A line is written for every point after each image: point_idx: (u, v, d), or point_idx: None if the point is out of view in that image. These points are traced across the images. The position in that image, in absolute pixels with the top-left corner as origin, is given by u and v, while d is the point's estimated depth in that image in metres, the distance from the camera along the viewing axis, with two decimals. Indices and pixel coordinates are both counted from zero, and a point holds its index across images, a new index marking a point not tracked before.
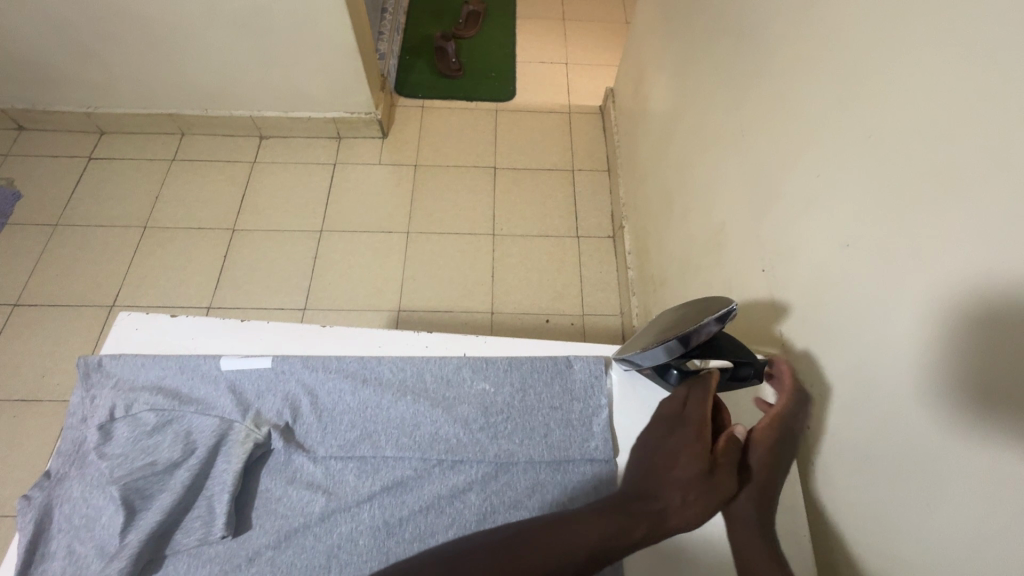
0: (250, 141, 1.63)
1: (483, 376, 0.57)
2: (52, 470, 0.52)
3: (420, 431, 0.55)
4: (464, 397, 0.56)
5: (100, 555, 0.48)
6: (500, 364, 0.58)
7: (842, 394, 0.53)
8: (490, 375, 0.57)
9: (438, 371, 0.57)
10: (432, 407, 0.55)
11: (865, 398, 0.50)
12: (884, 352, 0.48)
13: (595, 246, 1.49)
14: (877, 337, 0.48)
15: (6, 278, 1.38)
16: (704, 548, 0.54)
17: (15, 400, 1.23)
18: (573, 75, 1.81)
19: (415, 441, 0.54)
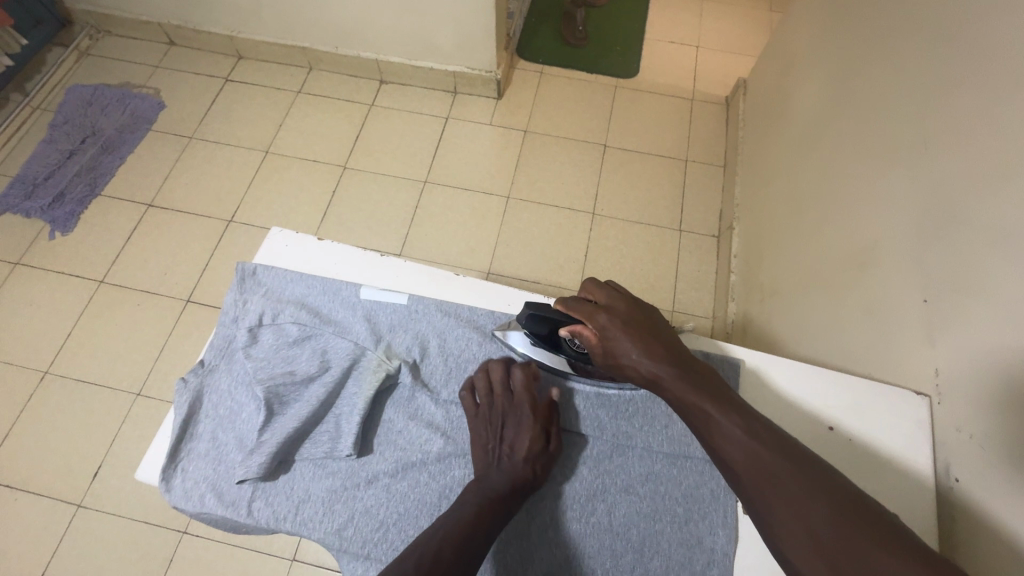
0: (370, 84, 1.67)
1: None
2: (204, 360, 0.56)
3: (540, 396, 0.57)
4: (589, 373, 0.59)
5: (242, 446, 0.52)
6: None
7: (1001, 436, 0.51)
8: None
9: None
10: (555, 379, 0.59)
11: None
12: None
13: (696, 243, 1.42)
14: None
15: (144, 180, 1.50)
16: None
17: (140, 291, 1.35)
18: (703, 60, 1.71)
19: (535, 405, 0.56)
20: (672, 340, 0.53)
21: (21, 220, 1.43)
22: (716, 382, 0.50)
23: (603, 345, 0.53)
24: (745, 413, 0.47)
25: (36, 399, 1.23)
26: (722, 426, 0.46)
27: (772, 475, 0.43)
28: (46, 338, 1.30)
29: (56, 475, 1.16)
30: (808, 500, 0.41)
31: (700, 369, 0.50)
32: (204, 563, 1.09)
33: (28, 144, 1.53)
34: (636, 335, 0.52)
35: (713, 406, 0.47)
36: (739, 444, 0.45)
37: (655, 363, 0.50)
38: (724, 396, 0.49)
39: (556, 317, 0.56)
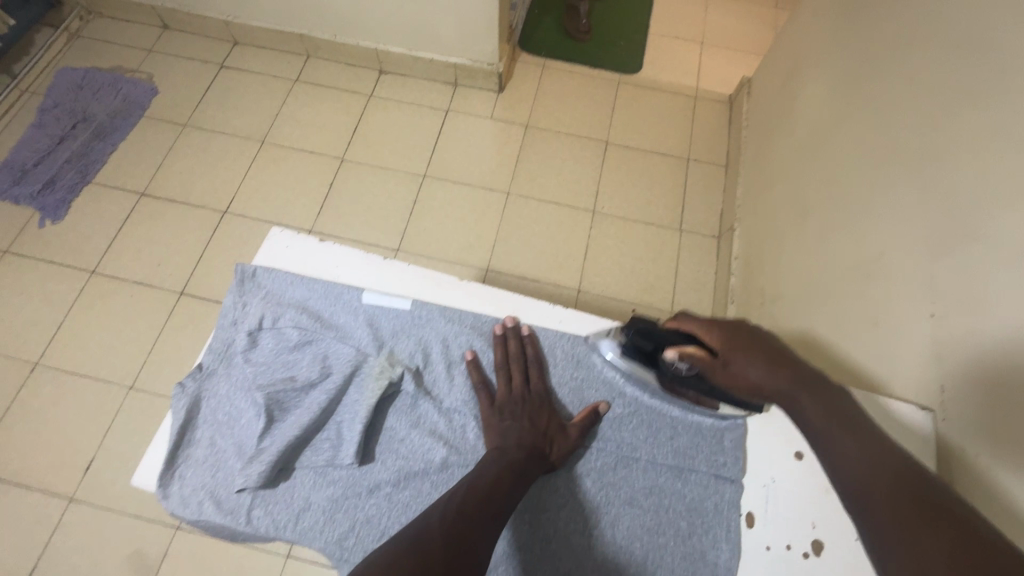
0: (370, 74, 1.64)
1: (614, 363, 0.60)
2: (202, 364, 0.55)
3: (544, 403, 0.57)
4: (594, 381, 0.59)
5: (241, 453, 0.51)
6: None
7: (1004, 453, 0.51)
8: None
9: (570, 349, 0.60)
10: (558, 385, 0.58)
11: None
12: None
13: (696, 244, 1.41)
14: None
15: (137, 167, 1.47)
16: None
17: (132, 282, 1.33)
18: (707, 57, 1.69)
19: None
20: (809, 367, 0.46)
21: (9, 206, 1.40)
22: (860, 415, 0.43)
23: (720, 359, 0.50)
24: (889, 446, 0.40)
25: (25, 391, 1.21)
26: (849, 450, 0.40)
27: (897, 512, 0.36)
28: (36, 328, 1.28)
29: (47, 467, 1.15)
30: (936, 538, 0.33)
31: (843, 398, 0.44)
32: (198, 560, 1.08)
33: (17, 128, 1.49)
34: (763, 352, 0.48)
35: (839, 425, 0.42)
36: (869, 470, 0.38)
37: (780, 380, 0.46)
38: (863, 423, 0.42)
39: (664, 332, 0.54)
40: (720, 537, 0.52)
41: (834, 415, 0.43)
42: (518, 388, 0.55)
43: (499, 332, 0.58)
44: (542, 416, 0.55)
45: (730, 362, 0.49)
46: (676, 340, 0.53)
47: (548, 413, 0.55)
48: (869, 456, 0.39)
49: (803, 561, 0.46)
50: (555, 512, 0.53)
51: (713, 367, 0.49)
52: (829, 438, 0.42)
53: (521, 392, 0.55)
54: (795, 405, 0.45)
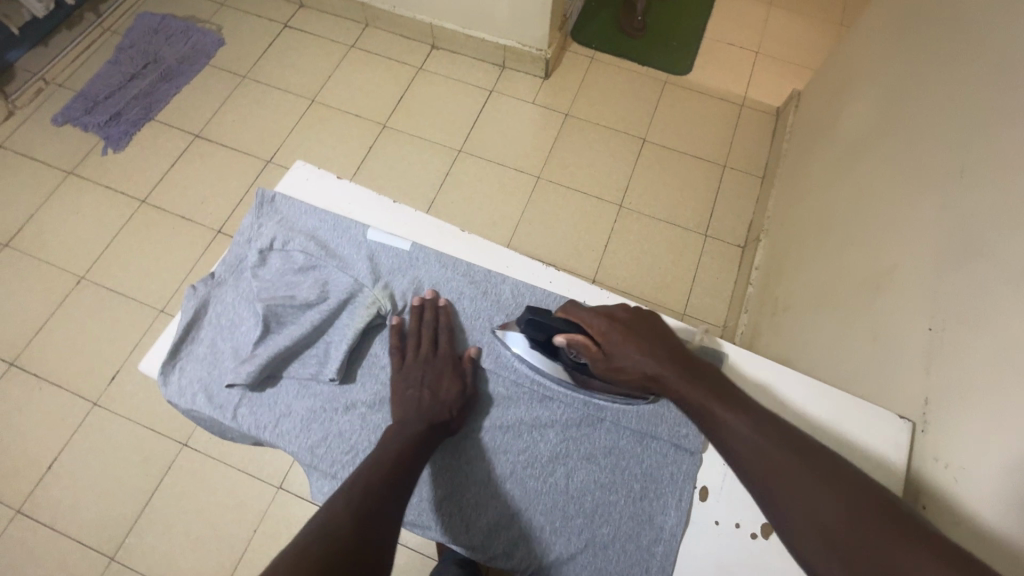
0: (422, 48, 1.68)
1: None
2: (214, 272, 0.60)
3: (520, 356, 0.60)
4: None
5: (236, 356, 0.55)
6: None
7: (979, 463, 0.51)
8: None
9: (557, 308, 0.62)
10: None
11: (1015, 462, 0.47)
12: None
13: (719, 250, 1.40)
14: None
15: (195, 111, 1.57)
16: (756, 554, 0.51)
17: (176, 215, 1.42)
18: (760, 67, 1.66)
19: (513, 365, 0.60)
20: (677, 345, 0.56)
21: (78, 132, 1.52)
22: (724, 385, 0.53)
23: (606, 349, 0.55)
24: (763, 421, 0.50)
25: (69, 301, 1.32)
26: (745, 437, 0.49)
27: (805, 498, 0.45)
28: (86, 245, 1.38)
29: (79, 371, 1.25)
30: (817, 493, 0.45)
31: (715, 378, 0.53)
32: (198, 476, 1.16)
33: (94, 63, 1.61)
34: (644, 340, 0.55)
35: (718, 405, 0.51)
36: (768, 458, 0.47)
37: (662, 363, 0.54)
38: (741, 403, 0.51)
39: (553, 322, 0.56)
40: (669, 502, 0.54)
41: (714, 392, 0.52)
42: (424, 351, 0.57)
43: (415, 303, 0.59)
44: (445, 384, 0.56)
45: (615, 356, 0.55)
46: (564, 330, 0.56)
47: (452, 382, 0.56)
48: (759, 441, 0.48)
49: (750, 540, 0.52)
50: (513, 455, 0.57)
51: (600, 358, 0.55)
52: (711, 413, 0.51)
53: (426, 357, 0.57)
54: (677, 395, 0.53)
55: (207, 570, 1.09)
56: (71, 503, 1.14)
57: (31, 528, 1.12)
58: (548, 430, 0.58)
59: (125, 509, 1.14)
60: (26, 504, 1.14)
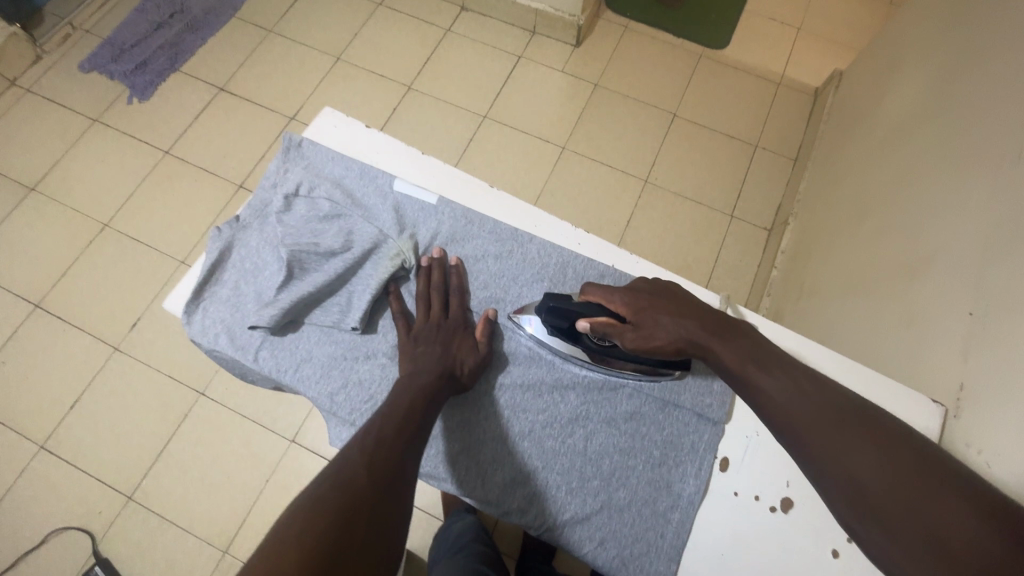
0: (451, 9, 1.64)
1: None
2: (239, 216, 0.59)
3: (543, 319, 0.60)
4: None
5: (258, 299, 0.55)
6: None
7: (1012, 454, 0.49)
8: None
9: (581, 271, 0.61)
10: None
11: None
12: None
13: (744, 233, 1.36)
14: None
15: (220, 63, 1.55)
16: (772, 528, 0.52)
17: (199, 168, 1.42)
18: (801, 44, 1.59)
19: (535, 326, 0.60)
20: (704, 309, 0.55)
21: (104, 79, 1.51)
22: (758, 345, 0.52)
23: (631, 322, 0.54)
24: (801, 379, 0.48)
25: (92, 247, 1.33)
26: (779, 397, 0.47)
27: (842, 456, 0.43)
28: (110, 193, 1.39)
29: (101, 317, 1.27)
30: (856, 453, 0.42)
31: (748, 336, 0.52)
32: (214, 425, 1.18)
33: (122, 10, 1.60)
34: (668, 311, 0.54)
35: (751, 367, 0.50)
36: (802, 417, 0.45)
37: (688, 331, 0.53)
38: (775, 362, 0.49)
39: (574, 308, 0.55)
40: (688, 470, 0.54)
41: (745, 352, 0.51)
42: (434, 316, 0.57)
43: (423, 263, 0.58)
44: (457, 345, 0.56)
45: (643, 322, 0.54)
46: (586, 314, 0.55)
47: (464, 340, 0.56)
48: (793, 400, 0.46)
49: (768, 512, 0.53)
50: (533, 414, 0.57)
51: (627, 333, 0.54)
52: (743, 374, 0.50)
53: (437, 320, 0.56)
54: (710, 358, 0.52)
55: (220, 516, 1.12)
56: (92, 443, 1.17)
57: (53, 464, 1.16)
58: (569, 391, 0.58)
59: (143, 452, 1.17)
60: (49, 441, 1.17)
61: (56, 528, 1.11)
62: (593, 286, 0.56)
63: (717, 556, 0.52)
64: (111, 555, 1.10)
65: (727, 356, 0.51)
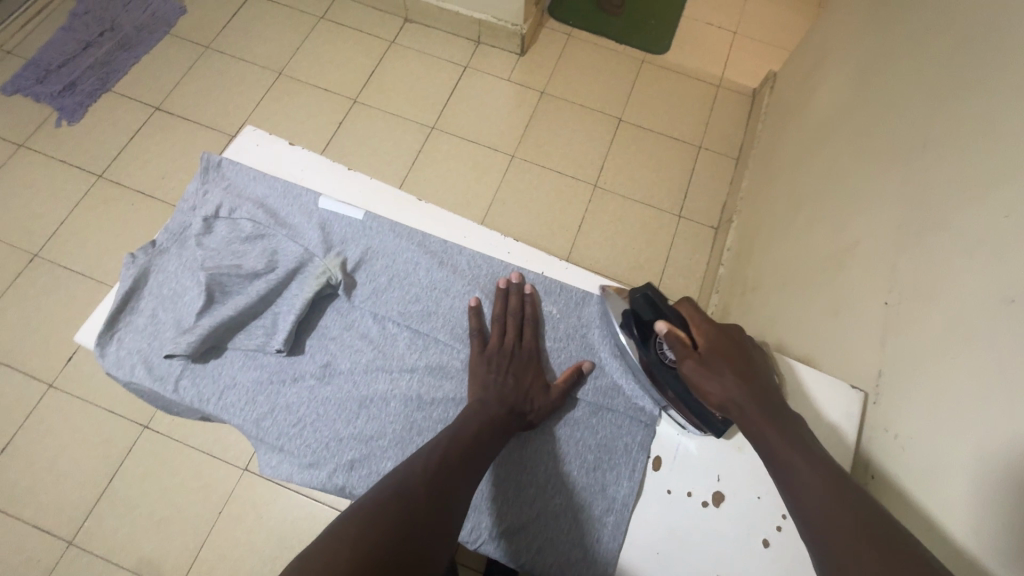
0: (395, 21, 1.63)
1: (552, 300, 0.67)
2: (157, 241, 0.60)
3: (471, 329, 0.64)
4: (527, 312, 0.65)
5: (177, 326, 0.56)
6: (572, 296, 0.67)
7: (927, 431, 0.52)
8: (558, 302, 0.67)
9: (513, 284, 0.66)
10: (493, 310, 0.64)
11: (958, 427, 0.48)
12: (997, 403, 0.45)
13: (693, 232, 1.40)
14: (995, 392, 0.46)
15: (156, 82, 1.50)
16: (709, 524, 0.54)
17: (136, 190, 1.37)
18: (737, 47, 1.65)
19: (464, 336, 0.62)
20: (767, 389, 0.53)
21: (30, 102, 1.44)
22: (814, 447, 0.48)
23: (700, 355, 0.55)
24: (854, 493, 0.44)
25: (22, 278, 1.27)
26: (817, 495, 0.44)
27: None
28: (40, 221, 1.32)
29: (34, 351, 1.20)
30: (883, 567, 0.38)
31: (799, 429, 0.50)
32: (161, 457, 1.14)
33: (47, 30, 1.53)
34: (736, 367, 0.53)
35: (798, 452, 0.47)
36: (836, 521, 0.42)
37: (741, 394, 0.51)
38: (832, 466, 0.46)
39: (668, 311, 0.58)
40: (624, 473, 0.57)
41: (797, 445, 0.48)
42: (510, 341, 0.61)
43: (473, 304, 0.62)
44: (529, 373, 0.60)
45: (710, 362, 0.54)
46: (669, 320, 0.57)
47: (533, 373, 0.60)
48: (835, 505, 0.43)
49: (700, 507, 0.55)
50: None
51: (689, 359, 0.54)
52: (784, 463, 0.47)
53: (511, 348, 0.60)
54: (753, 428, 0.50)
55: (171, 553, 1.07)
56: (27, 486, 1.10)
57: None
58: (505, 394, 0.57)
59: (85, 491, 1.11)
60: None
61: None
62: (696, 308, 0.57)
63: (655, 554, 0.54)
64: None
65: (773, 429, 0.49)
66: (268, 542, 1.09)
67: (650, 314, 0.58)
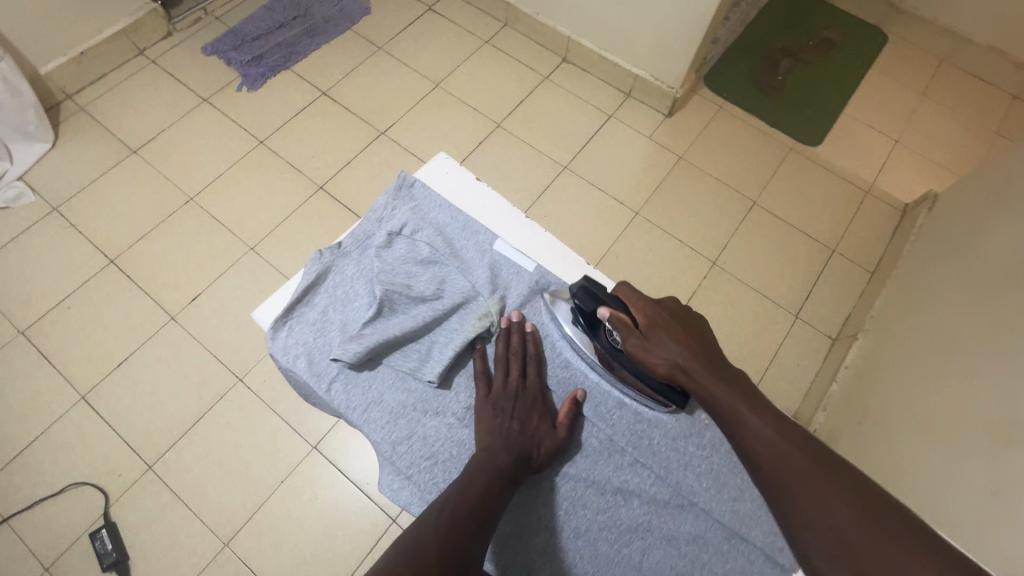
0: (553, 59, 1.69)
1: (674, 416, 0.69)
2: (341, 244, 0.71)
3: (597, 433, 0.68)
4: (658, 425, 0.68)
5: (344, 327, 0.66)
6: (702, 419, 0.68)
7: None
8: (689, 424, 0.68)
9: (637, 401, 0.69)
10: (634, 419, 0.69)
11: None
12: None
13: (807, 337, 1.32)
14: None
15: (328, 69, 1.63)
16: None
17: (286, 162, 1.48)
18: (896, 157, 1.56)
19: (592, 443, 0.67)
20: (712, 348, 0.62)
21: (222, 65, 1.62)
22: (758, 398, 0.56)
23: (641, 331, 0.63)
24: (803, 441, 0.52)
25: (174, 216, 1.40)
26: (770, 441, 0.52)
27: (819, 500, 0.47)
28: (201, 170, 1.46)
29: (166, 284, 1.32)
30: (831, 497, 0.47)
31: (743, 385, 0.58)
32: (244, 413, 1.20)
33: (252, 6, 1.72)
34: (668, 333, 0.62)
35: (741, 401, 0.55)
36: (783, 458, 0.50)
37: (681, 356, 0.60)
38: (777, 417, 0.54)
39: (603, 296, 0.66)
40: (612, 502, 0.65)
41: (738, 394, 0.56)
42: (515, 387, 0.65)
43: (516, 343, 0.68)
44: None
45: (649, 334, 0.62)
46: (610, 305, 0.66)
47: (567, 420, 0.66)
48: (774, 442, 0.51)
49: None
50: (597, 540, 0.63)
51: (632, 338, 0.63)
52: (728, 412, 0.56)
53: (517, 392, 0.65)
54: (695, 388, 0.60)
55: (229, 507, 1.12)
56: (128, 404, 1.20)
57: (88, 416, 1.18)
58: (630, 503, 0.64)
59: (174, 424, 1.19)
60: (90, 392, 1.20)
61: (74, 482, 1.13)
62: (630, 284, 0.66)
63: None
64: (118, 520, 1.10)
65: (718, 384, 0.57)
66: (314, 526, 1.12)
67: (590, 302, 0.67)
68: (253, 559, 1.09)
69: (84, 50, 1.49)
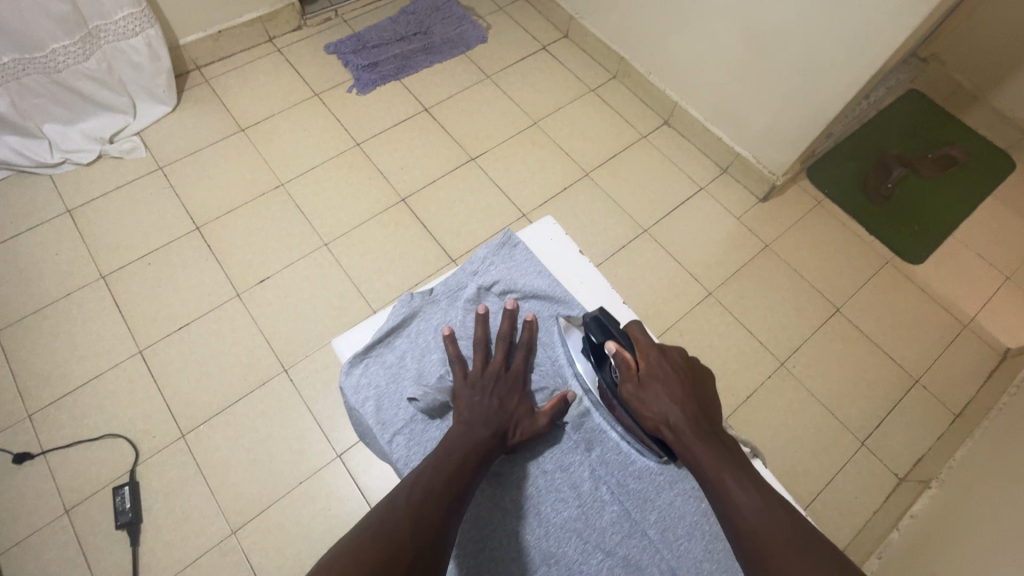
0: (655, 120, 1.67)
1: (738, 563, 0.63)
2: (432, 290, 0.76)
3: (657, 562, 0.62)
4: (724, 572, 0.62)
5: (421, 376, 0.69)
6: None
7: None
8: None
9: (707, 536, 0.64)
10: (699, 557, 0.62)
11: None
12: None
13: (870, 468, 1.21)
14: None
15: (434, 88, 1.68)
16: None
17: (377, 169, 1.52)
18: (1004, 295, 1.44)
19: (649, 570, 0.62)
20: (710, 411, 0.63)
21: (339, 65, 1.69)
22: (742, 464, 0.56)
23: (639, 377, 0.65)
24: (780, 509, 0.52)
25: (262, 198, 1.45)
26: (752, 508, 0.52)
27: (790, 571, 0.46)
28: (298, 159, 1.52)
29: (242, 261, 1.37)
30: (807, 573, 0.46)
31: (731, 451, 0.58)
32: (282, 404, 1.21)
33: (379, 16, 1.80)
34: (664, 383, 0.64)
35: (729, 473, 0.55)
36: (766, 536, 0.49)
37: (674, 416, 0.61)
38: (762, 493, 0.53)
39: (615, 332, 0.69)
40: None
41: (726, 461, 0.56)
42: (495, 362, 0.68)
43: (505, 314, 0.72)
44: None
45: (651, 383, 0.64)
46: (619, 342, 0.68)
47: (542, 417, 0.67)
48: (760, 518, 0.51)
49: None
50: None
51: (628, 384, 0.65)
52: (714, 479, 0.55)
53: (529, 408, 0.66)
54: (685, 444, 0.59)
55: (247, 495, 1.12)
56: (178, 369, 1.23)
57: (140, 371, 1.22)
58: None
59: (214, 399, 1.21)
60: (148, 349, 1.25)
61: (112, 432, 1.16)
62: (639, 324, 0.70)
63: None
64: (142, 480, 1.12)
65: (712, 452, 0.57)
66: (321, 538, 1.10)
67: (598, 334, 0.69)
68: (257, 556, 1.07)
69: (223, 30, 1.59)
